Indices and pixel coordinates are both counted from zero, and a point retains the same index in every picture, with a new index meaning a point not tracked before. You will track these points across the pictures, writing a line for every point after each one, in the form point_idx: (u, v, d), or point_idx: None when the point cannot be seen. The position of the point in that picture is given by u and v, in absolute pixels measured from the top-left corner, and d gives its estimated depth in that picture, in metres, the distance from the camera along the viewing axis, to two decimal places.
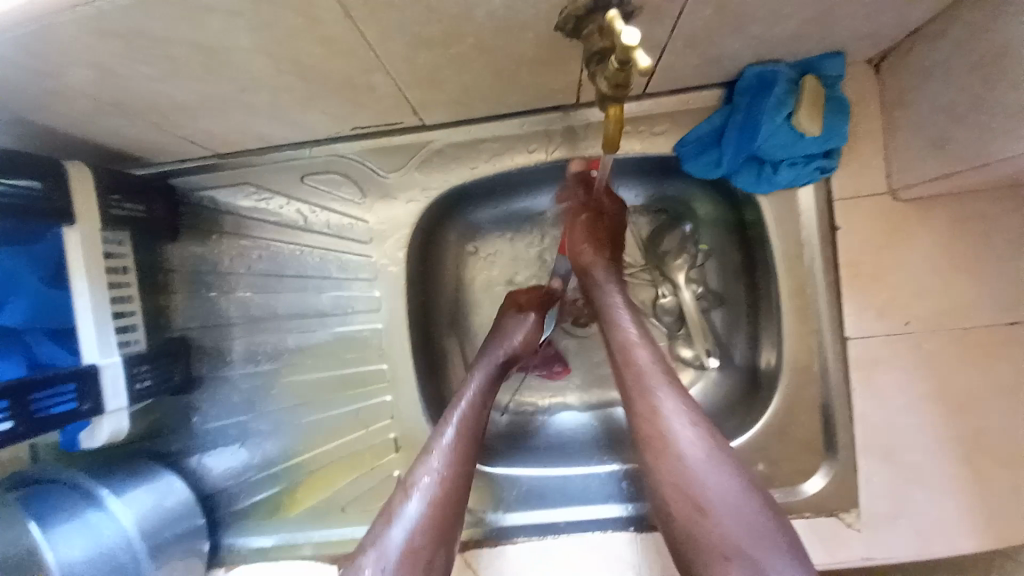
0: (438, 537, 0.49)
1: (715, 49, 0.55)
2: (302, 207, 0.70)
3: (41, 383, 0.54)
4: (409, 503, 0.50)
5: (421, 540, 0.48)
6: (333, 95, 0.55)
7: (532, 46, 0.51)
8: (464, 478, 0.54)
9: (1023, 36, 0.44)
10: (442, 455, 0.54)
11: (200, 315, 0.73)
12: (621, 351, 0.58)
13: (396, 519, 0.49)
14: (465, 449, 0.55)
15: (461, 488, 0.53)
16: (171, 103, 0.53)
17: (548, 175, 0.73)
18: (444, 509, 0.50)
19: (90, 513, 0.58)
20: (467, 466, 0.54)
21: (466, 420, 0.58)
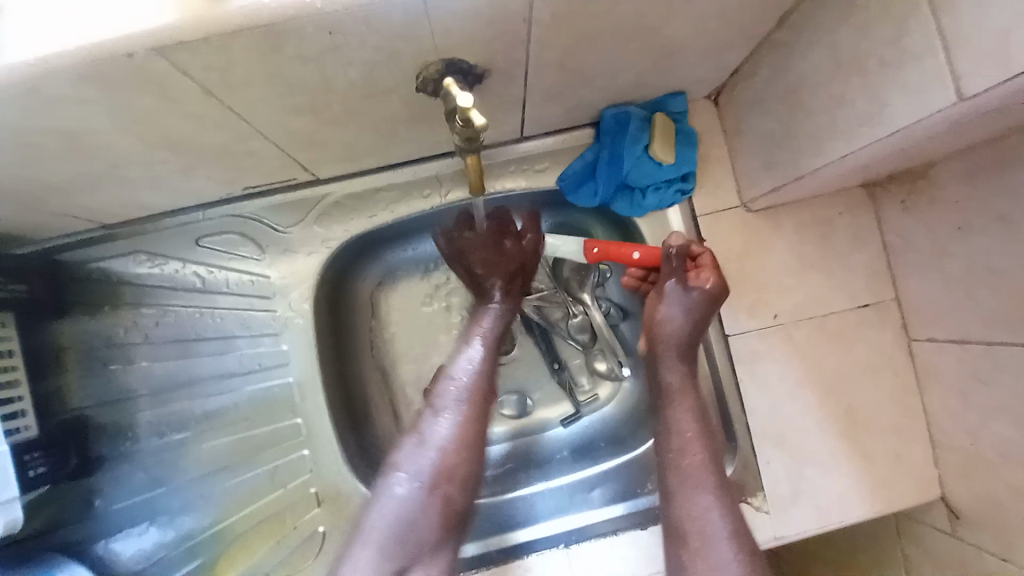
0: (461, 453, 0.62)
1: (572, 98, 0.62)
2: (200, 269, 0.71)
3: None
4: (433, 432, 0.62)
5: (446, 462, 0.61)
6: (214, 163, 0.57)
7: (400, 108, 0.55)
8: (481, 404, 0.65)
9: (809, 73, 0.53)
10: (463, 383, 0.65)
11: (98, 392, 0.70)
12: (675, 436, 0.66)
13: (421, 444, 0.62)
14: (481, 378, 0.66)
15: (478, 416, 0.64)
16: (38, 185, 0.53)
17: (447, 217, 0.77)
18: (464, 435, 0.63)
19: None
20: (484, 398, 0.65)
21: (483, 355, 0.67)
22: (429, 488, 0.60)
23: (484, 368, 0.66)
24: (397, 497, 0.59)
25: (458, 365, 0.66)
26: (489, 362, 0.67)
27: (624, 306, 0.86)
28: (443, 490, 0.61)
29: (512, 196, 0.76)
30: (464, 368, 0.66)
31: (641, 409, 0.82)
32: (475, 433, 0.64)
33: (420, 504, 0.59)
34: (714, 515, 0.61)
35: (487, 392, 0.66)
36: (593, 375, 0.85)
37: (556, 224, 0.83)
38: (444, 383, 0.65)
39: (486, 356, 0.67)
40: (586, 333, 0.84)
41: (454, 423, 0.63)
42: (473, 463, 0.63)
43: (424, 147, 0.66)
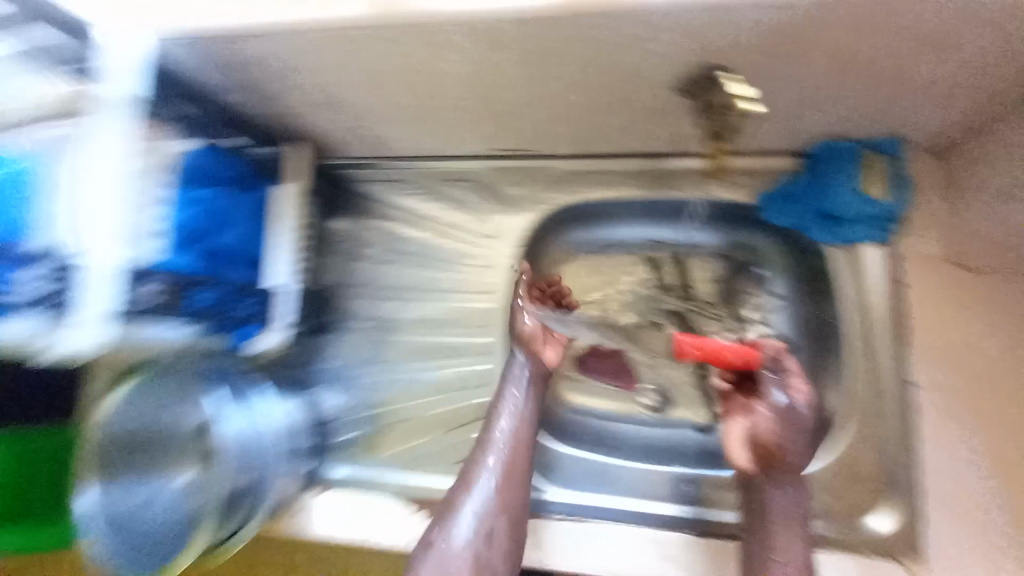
0: (497, 519, 0.65)
1: (799, 121, 0.70)
2: (440, 204, 0.90)
3: (198, 286, 0.70)
4: (479, 485, 0.66)
5: (488, 520, 0.64)
6: (492, 120, 0.74)
7: (655, 100, 0.67)
8: (519, 465, 0.68)
9: None
10: (496, 454, 0.67)
11: (345, 275, 0.91)
12: None
13: (470, 499, 0.65)
14: (519, 442, 0.69)
15: (519, 473, 0.68)
16: (376, 112, 0.73)
17: (641, 210, 0.87)
18: (507, 493, 0.66)
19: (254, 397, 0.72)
20: (522, 462, 0.68)
21: (517, 423, 0.70)
22: (473, 543, 0.63)
23: (512, 448, 0.68)
24: (441, 550, 0.62)
25: (497, 428, 0.69)
26: (519, 433, 0.69)
27: (790, 338, 0.83)
28: (485, 547, 0.63)
29: (703, 202, 0.83)
30: (499, 436, 0.69)
31: None
32: (514, 490, 0.67)
33: (461, 561, 0.62)
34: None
35: (524, 455, 0.69)
36: None
37: (733, 242, 0.87)
38: (485, 452, 0.68)
39: (521, 429, 0.70)
40: (740, 352, 0.86)
41: (496, 481, 0.66)
42: (509, 525, 0.65)
43: (650, 141, 0.77)
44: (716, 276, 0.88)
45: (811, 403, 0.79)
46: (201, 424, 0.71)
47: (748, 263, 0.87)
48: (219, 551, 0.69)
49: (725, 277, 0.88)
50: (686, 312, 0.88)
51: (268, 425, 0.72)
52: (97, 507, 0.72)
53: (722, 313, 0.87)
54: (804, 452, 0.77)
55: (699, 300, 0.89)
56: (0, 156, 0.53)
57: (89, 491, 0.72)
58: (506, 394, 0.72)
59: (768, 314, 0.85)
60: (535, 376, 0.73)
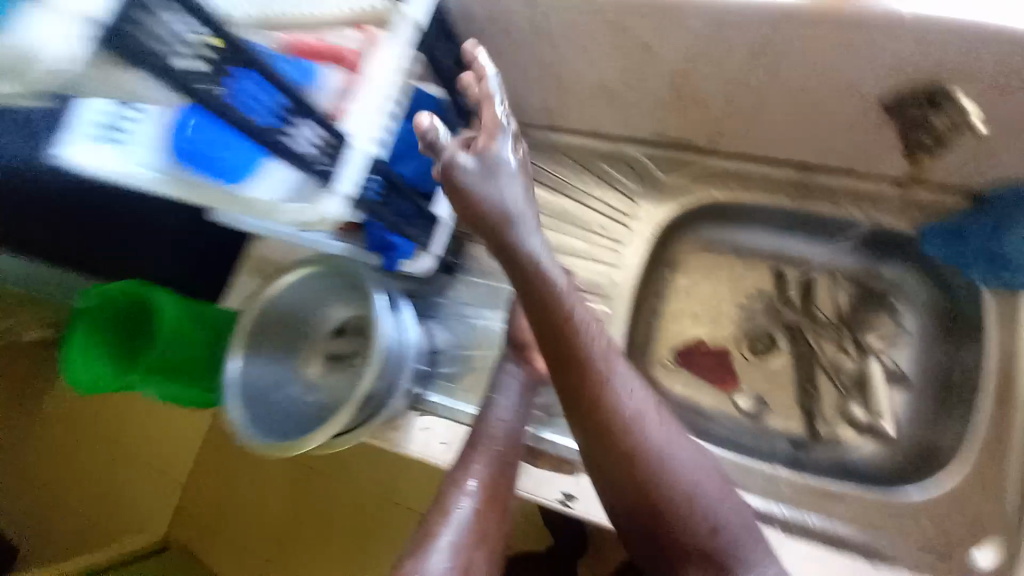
0: (473, 547, 0.60)
1: (991, 158, 0.70)
2: (589, 176, 0.94)
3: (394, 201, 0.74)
4: (460, 507, 0.63)
5: (467, 547, 0.60)
6: (680, 103, 0.79)
7: (849, 108, 0.70)
8: (500, 491, 0.66)
9: None
10: (483, 466, 0.67)
11: (486, 227, 1.02)
12: None
13: (451, 520, 0.61)
14: (503, 467, 0.68)
15: (499, 501, 0.66)
16: (577, 79, 0.81)
17: (782, 221, 0.90)
18: (486, 518, 0.63)
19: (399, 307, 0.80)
20: (504, 482, 0.68)
21: (508, 433, 0.72)
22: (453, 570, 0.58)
23: (507, 447, 0.71)
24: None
25: (486, 438, 0.70)
26: (509, 436, 0.71)
27: (908, 376, 0.84)
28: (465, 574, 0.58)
29: (853, 228, 0.86)
30: (490, 434, 0.71)
31: (891, 472, 0.79)
32: (494, 518, 0.64)
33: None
34: (684, 453, 0.57)
35: (507, 479, 0.68)
36: (844, 419, 0.85)
37: (866, 268, 0.88)
38: (473, 460, 0.68)
39: (506, 450, 0.70)
40: (852, 379, 0.87)
41: (480, 494, 0.65)
42: (490, 547, 0.62)
43: (820, 152, 0.80)
44: (843, 301, 0.89)
45: (904, 442, 0.81)
46: (343, 325, 0.88)
47: (882, 295, 0.87)
48: (332, 443, 0.76)
49: (854, 303, 0.89)
50: (801, 327, 0.90)
51: (406, 335, 0.80)
52: (241, 376, 0.77)
53: (841, 335, 0.88)
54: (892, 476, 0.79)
55: (819, 318, 0.90)
56: (308, 67, 0.59)
57: (236, 361, 0.77)
58: (497, 398, 0.76)
59: (884, 350, 0.86)
60: (512, 392, 0.76)
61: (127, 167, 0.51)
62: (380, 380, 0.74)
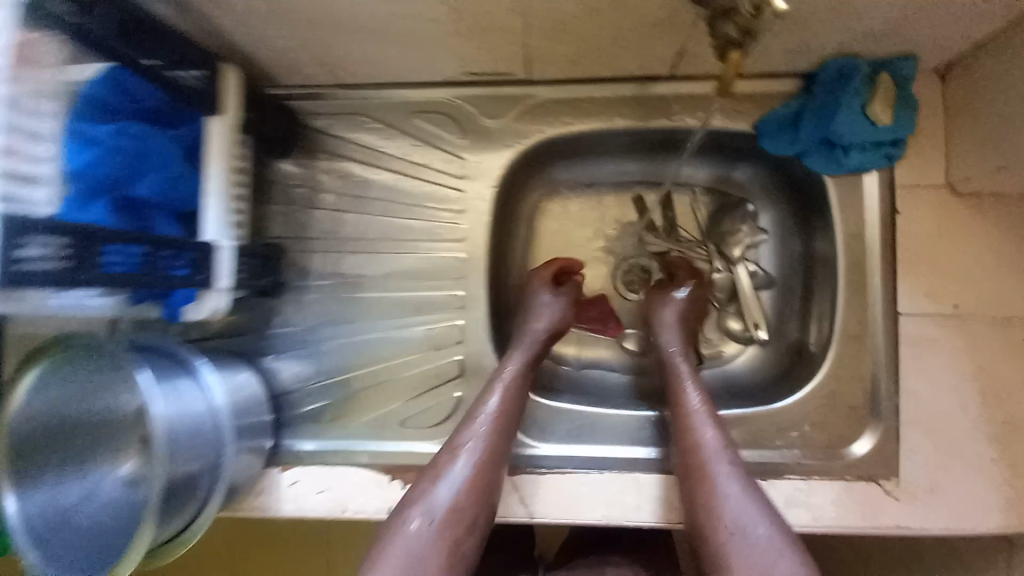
0: (470, 503, 0.58)
1: (812, 35, 0.62)
2: (404, 138, 0.78)
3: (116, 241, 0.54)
4: (455, 463, 0.60)
5: (461, 503, 0.58)
6: (470, 34, 0.63)
7: (658, 8, 0.58)
8: (497, 453, 0.62)
9: None
10: (485, 421, 0.63)
11: (295, 226, 0.80)
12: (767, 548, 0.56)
13: (444, 476, 0.59)
14: (505, 422, 0.64)
15: (495, 463, 0.62)
16: (334, 24, 0.61)
17: (629, 143, 0.79)
18: (482, 475, 0.60)
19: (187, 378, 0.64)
20: (504, 439, 0.63)
21: (510, 390, 0.66)
22: (444, 526, 0.56)
23: (513, 400, 0.66)
24: (411, 540, 0.55)
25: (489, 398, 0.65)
26: (514, 387, 0.67)
27: (773, 276, 0.83)
28: (452, 529, 0.56)
29: (703, 135, 0.76)
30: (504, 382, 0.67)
31: (770, 377, 0.80)
32: (491, 481, 0.61)
33: (436, 544, 0.55)
34: (739, 501, 0.57)
35: (507, 435, 0.64)
36: (723, 334, 0.84)
37: (719, 177, 0.84)
38: (474, 414, 0.64)
39: (509, 400, 0.65)
40: (725, 292, 0.85)
41: (481, 446, 0.61)
42: (485, 508, 0.59)
43: (645, 60, 0.69)
44: (704, 214, 0.86)
45: (784, 342, 0.81)
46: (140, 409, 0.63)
47: (739, 200, 0.84)
48: (167, 548, 0.61)
49: (713, 214, 0.85)
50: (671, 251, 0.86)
51: (200, 398, 0.64)
52: (21, 519, 0.57)
53: (710, 252, 0.84)
54: (777, 389, 0.77)
55: (684, 238, 0.86)
56: None
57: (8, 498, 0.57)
58: (512, 351, 0.71)
59: (749, 255, 0.84)
60: (525, 356, 0.70)
61: None
62: (177, 469, 0.58)
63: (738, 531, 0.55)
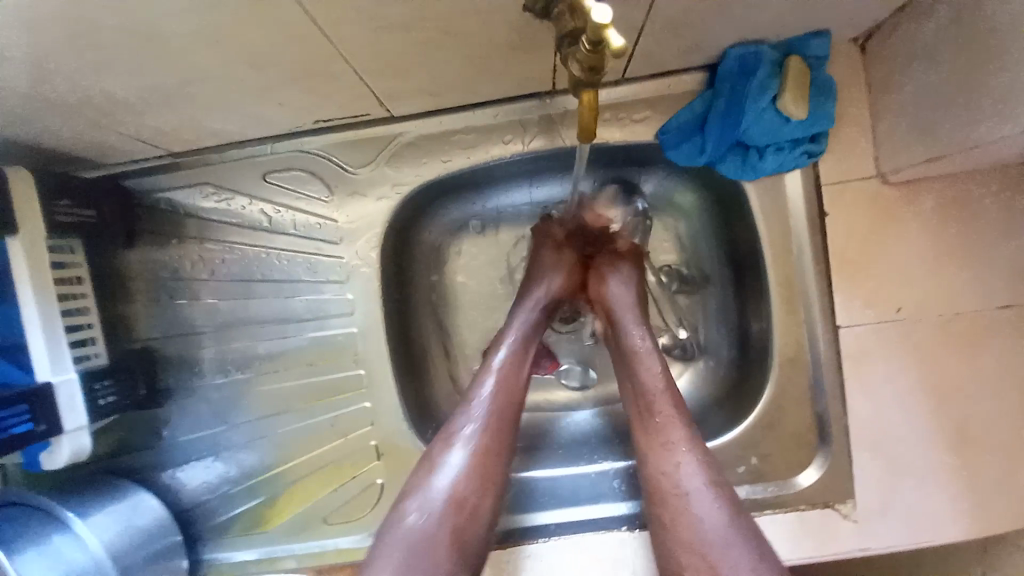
0: (503, 420, 0.57)
1: (698, 29, 0.52)
2: (267, 207, 0.67)
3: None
4: (451, 455, 0.54)
5: (463, 491, 0.53)
6: (290, 84, 0.52)
7: (501, 28, 0.47)
8: (499, 440, 0.56)
9: (1010, 14, 0.42)
10: (480, 406, 0.57)
11: (164, 323, 0.70)
12: (667, 450, 0.55)
13: (441, 467, 0.54)
14: (503, 403, 0.58)
15: (498, 447, 0.56)
16: (114, 100, 0.50)
17: (522, 169, 0.70)
18: (484, 461, 0.55)
19: (55, 538, 0.56)
20: (506, 422, 0.57)
21: (510, 369, 0.60)
22: (444, 514, 0.51)
23: (507, 380, 0.59)
24: (411, 526, 0.50)
25: (485, 383, 0.59)
26: (514, 366, 0.60)
27: (706, 274, 0.76)
28: (497, 436, 0.56)
29: (601, 148, 0.66)
30: (499, 363, 0.61)
31: (716, 399, 0.73)
32: (496, 464, 0.55)
33: (444, 532, 0.50)
34: (691, 469, 0.53)
35: (513, 411, 0.58)
36: (661, 355, 0.77)
37: (616, 185, 0.74)
38: (467, 404, 0.58)
39: (507, 380, 0.59)
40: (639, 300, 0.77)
41: (512, 364, 0.60)
42: (513, 429, 0.57)
43: (515, 81, 0.58)
44: None
45: (722, 358, 0.75)
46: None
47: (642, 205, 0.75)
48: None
49: None
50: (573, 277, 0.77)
51: (77, 556, 0.56)
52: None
53: None
54: (724, 416, 0.71)
55: None
56: None
57: None
58: (516, 312, 0.65)
59: (671, 261, 0.77)
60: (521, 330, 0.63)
61: None
62: None
63: (688, 493, 0.52)
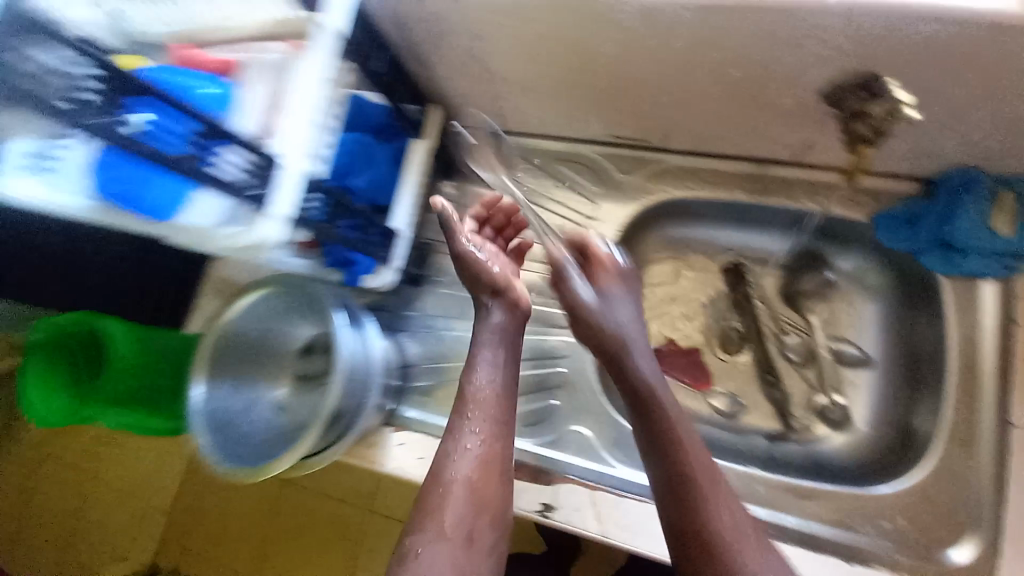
0: (494, 458, 0.62)
1: (938, 145, 0.69)
2: (551, 182, 0.94)
3: (349, 215, 0.74)
4: (456, 471, 0.61)
5: (461, 509, 0.59)
6: (626, 102, 0.78)
7: (792, 102, 0.69)
8: (495, 455, 0.63)
9: None
10: (474, 435, 0.63)
11: (446, 234, 0.98)
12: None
13: (450, 496, 0.60)
14: (492, 436, 0.63)
15: (497, 469, 0.62)
16: (520, 81, 0.79)
17: (744, 216, 0.89)
18: (485, 484, 0.61)
19: (367, 327, 0.79)
20: (499, 419, 0.65)
21: (484, 400, 0.65)
22: (450, 543, 0.57)
23: (491, 406, 0.65)
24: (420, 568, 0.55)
25: (466, 409, 0.64)
26: (490, 397, 0.65)
27: (873, 355, 0.85)
28: (493, 461, 0.62)
29: (834, 221, 0.83)
30: (479, 392, 0.65)
31: (870, 464, 0.80)
32: (496, 477, 0.62)
33: (466, 501, 0.60)
34: None
35: (500, 429, 0.64)
36: (811, 410, 0.86)
37: (812, 254, 0.89)
38: (459, 432, 0.63)
39: (489, 416, 0.64)
40: (801, 354, 0.89)
41: (483, 390, 0.66)
42: (503, 455, 0.64)
43: (771, 147, 0.79)
44: (782, 280, 0.91)
45: (874, 428, 0.82)
46: (312, 341, 0.85)
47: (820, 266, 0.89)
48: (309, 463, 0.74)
49: (794, 278, 0.90)
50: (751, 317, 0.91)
51: (371, 348, 0.79)
52: (204, 404, 0.76)
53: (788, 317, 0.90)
54: (871, 475, 0.77)
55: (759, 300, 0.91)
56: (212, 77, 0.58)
57: (200, 387, 0.76)
58: (487, 332, 0.70)
59: (846, 334, 0.87)
60: (492, 347, 0.69)
61: (57, 196, 0.53)
62: (343, 400, 0.72)
63: None
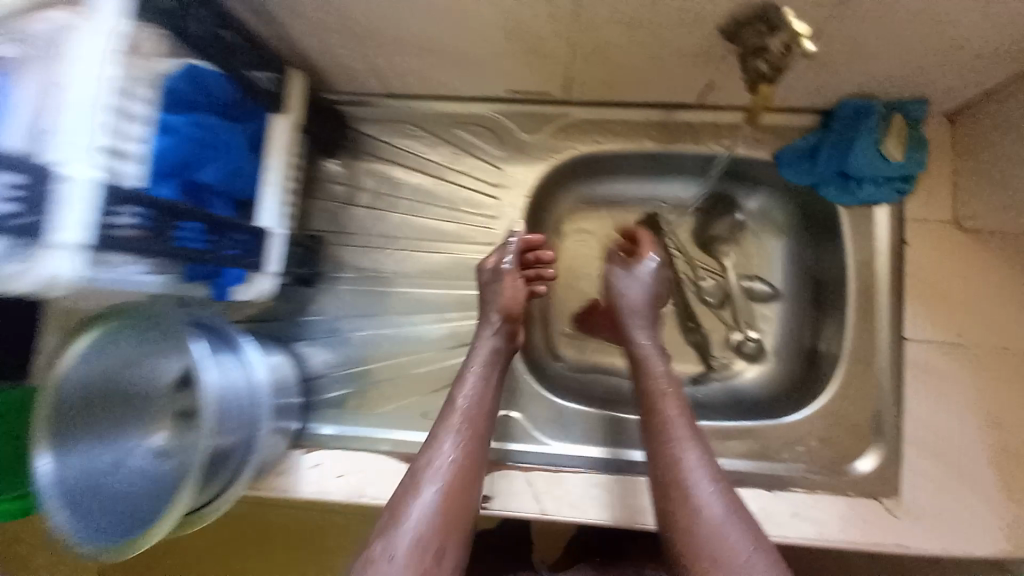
0: (466, 492, 0.56)
1: (832, 75, 0.68)
2: (446, 148, 0.84)
3: (184, 220, 0.58)
4: (421, 507, 0.53)
5: (426, 544, 0.52)
6: (517, 53, 0.69)
7: (691, 40, 0.64)
8: (464, 489, 0.56)
9: None
10: (441, 473, 0.55)
11: (337, 221, 0.86)
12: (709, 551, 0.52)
13: (409, 532, 0.52)
14: (462, 469, 0.56)
15: (464, 505, 0.55)
16: (392, 36, 0.67)
17: (652, 165, 0.85)
18: (454, 516, 0.54)
19: (246, 348, 0.65)
20: (475, 459, 0.58)
21: (464, 438, 0.58)
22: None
23: (470, 436, 0.58)
24: None
25: (439, 452, 0.57)
26: (468, 446, 0.58)
27: (782, 289, 0.88)
28: (460, 496, 0.55)
29: (742, 160, 0.81)
30: (457, 420, 0.59)
31: (782, 392, 0.83)
32: (463, 507, 0.55)
33: (422, 541, 0.52)
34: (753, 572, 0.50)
35: (473, 471, 0.57)
36: (727, 347, 0.88)
37: (721, 195, 0.88)
38: (425, 477, 0.55)
39: (466, 446, 0.58)
40: (717, 296, 0.89)
41: (460, 445, 0.58)
42: (475, 491, 0.57)
43: (675, 89, 0.75)
44: (694, 226, 0.90)
45: (786, 358, 0.85)
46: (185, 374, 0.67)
47: (730, 207, 0.88)
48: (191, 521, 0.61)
49: (706, 222, 0.89)
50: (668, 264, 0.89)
51: (253, 373, 0.64)
52: (54, 474, 0.61)
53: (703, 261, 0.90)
54: (788, 403, 0.81)
55: (675, 248, 0.90)
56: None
57: (45, 457, 0.61)
58: (429, 447, 0.58)
59: (757, 271, 0.89)
60: (422, 466, 0.56)
61: None
62: (221, 441, 0.59)
63: None
